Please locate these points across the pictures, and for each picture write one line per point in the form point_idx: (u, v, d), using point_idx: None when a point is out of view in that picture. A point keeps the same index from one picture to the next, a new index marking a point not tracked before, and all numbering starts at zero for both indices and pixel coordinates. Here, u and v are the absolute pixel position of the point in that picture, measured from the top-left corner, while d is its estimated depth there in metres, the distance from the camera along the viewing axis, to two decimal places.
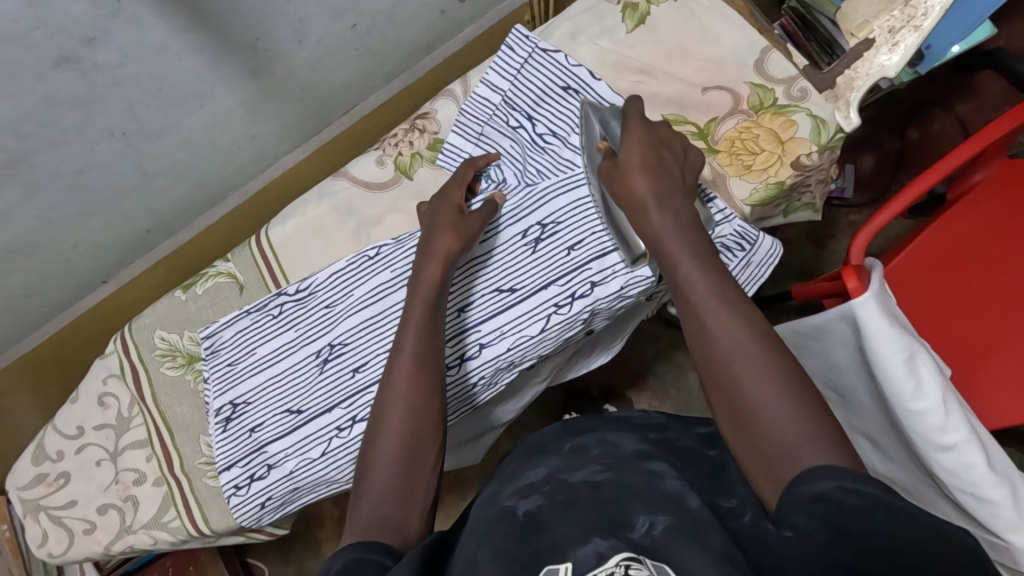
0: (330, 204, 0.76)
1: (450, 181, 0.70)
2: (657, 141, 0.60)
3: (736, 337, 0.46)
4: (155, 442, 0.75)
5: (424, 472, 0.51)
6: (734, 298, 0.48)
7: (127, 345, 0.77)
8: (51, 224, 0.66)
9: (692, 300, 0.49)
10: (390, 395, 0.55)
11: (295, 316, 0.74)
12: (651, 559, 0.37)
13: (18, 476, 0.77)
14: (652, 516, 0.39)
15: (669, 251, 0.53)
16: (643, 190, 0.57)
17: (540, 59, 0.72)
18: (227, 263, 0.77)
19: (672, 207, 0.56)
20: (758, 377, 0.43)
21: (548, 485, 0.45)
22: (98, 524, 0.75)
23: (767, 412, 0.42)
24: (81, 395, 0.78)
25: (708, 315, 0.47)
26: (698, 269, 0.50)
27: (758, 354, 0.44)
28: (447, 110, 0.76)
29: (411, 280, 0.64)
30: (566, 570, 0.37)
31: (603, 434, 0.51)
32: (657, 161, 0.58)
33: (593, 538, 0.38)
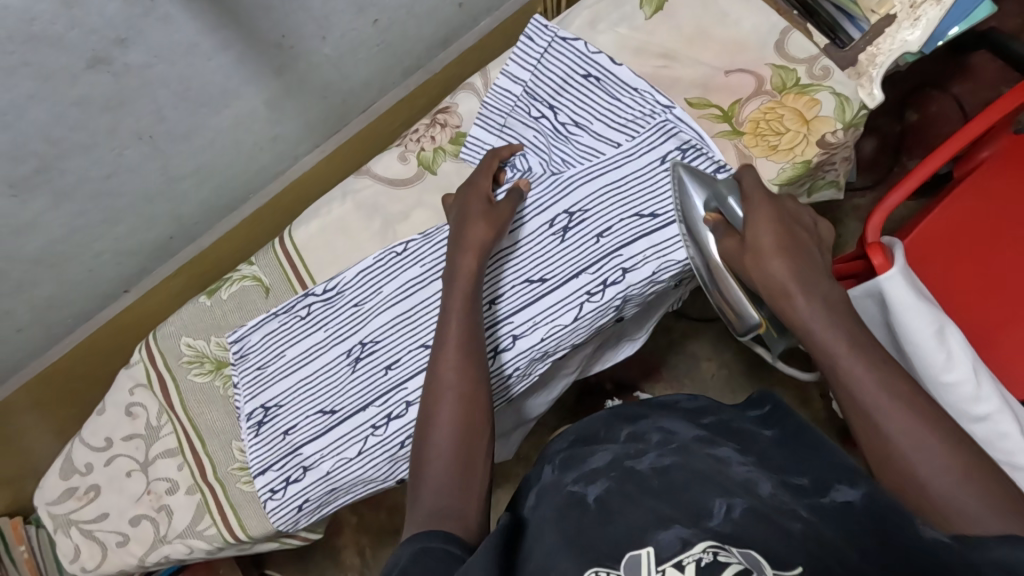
0: (354, 202, 0.76)
1: (476, 174, 0.70)
2: (786, 218, 0.58)
3: (890, 402, 0.45)
4: (186, 449, 0.74)
5: (478, 462, 0.51)
6: (884, 364, 0.47)
7: (153, 353, 0.76)
8: (77, 232, 0.66)
9: (831, 362, 0.49)
10: (438, 389, 0.54)
11: (323, 315, 0.74)
12: (738, 546, 0.36)
13: (47, 492, 0.76)
14: (729, 499, 0.39)
15: (806, 323, 0.52)
16: (778, 271, 0.54)
17: (560, 48, 0.72)
18: (251, 266, 0.77)
19: (817, 290, 0.53)
20: (914, 440, 0.43)
21: (615, 470, 0.44)
22: (131, 535, 0.74)
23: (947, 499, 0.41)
24: (108, 406, 0.77)
25: (853, 379, 0.47)
26: (842, 334, 0.50)
27: (933, 444, 0.43)
28: (469, 102, 0.76)
29: (446, 274, 0.63)
30: (647, 554, 0.37)
31: (654, 421, 0.50)
32: (789, 238, 0.56)
33: (671, 524, 0.38)
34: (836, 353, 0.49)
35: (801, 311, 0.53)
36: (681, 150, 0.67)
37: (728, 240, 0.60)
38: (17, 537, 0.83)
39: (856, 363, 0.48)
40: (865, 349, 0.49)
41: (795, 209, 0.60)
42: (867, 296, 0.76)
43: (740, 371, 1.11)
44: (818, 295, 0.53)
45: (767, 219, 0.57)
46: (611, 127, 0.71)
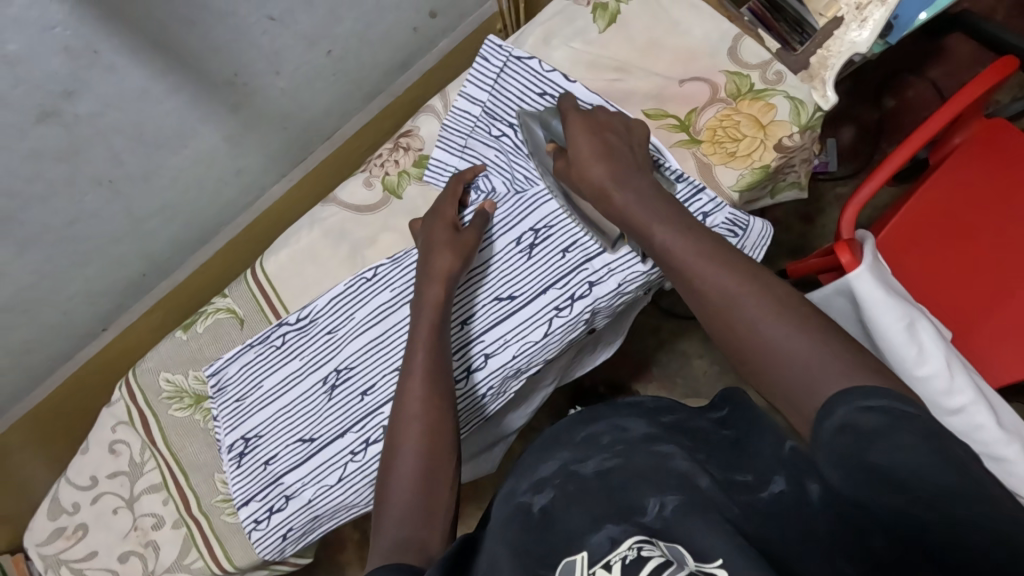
0: (322, 230, 0.76)
1: (438, 203, 0.70)
2: (598, 127, 0.62)
3: (723, 286, 0.47)
4: (170, 484, 0.75)
5: (442, 490, 0.52)
6: (707, 248, 0.50)
7: (133, 391, 0.77)
8: (47, 278, 0.66)
9: (680, 267, 0.51)
10: (404, 416, 0.55)
11: (298, 344, 0.74)
12: (664, 540, 0.38)
13: (36, 533, 0.77)
14: (662, 496, 0.40)
15: (646, 231, 0.54)
16: (601, 177, 0.59)
17: (515, 66, 0.72)
18: (225, 298, 0.78)
19: (632, 183, 0.58)
20: (757, 318, 0.45)
21: (559, 476, 0.47)
22: (120, 572, 0.75)
23: (759, 339, 0.44)
24: (92, 444, 0.78)
25: (698, 279, 0.49)
26: (679, 235, 0.52)
27: (727, 284, 0.47)
28: (429, 125, 0.76)
29: (414, 305, 0.64)
30: (580, 559, 0.39)
31: (612, 420, 0.52)
32: (601, 143, 0.60)
33: (603, 524, 0.40)
34: (653, 232, 0.53)
35: (620, 205, 0.57)
36: None
37: (558, 161, 0.64)
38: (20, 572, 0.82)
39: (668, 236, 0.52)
40: (675, 222, 0.53)
41: (607, 118, 0.64)
42: (839, 293, 0.77)
43: (727, 368, 1.11)
44: (645, 202, 0.56)
45: (579, 128, 0.62)
46: None
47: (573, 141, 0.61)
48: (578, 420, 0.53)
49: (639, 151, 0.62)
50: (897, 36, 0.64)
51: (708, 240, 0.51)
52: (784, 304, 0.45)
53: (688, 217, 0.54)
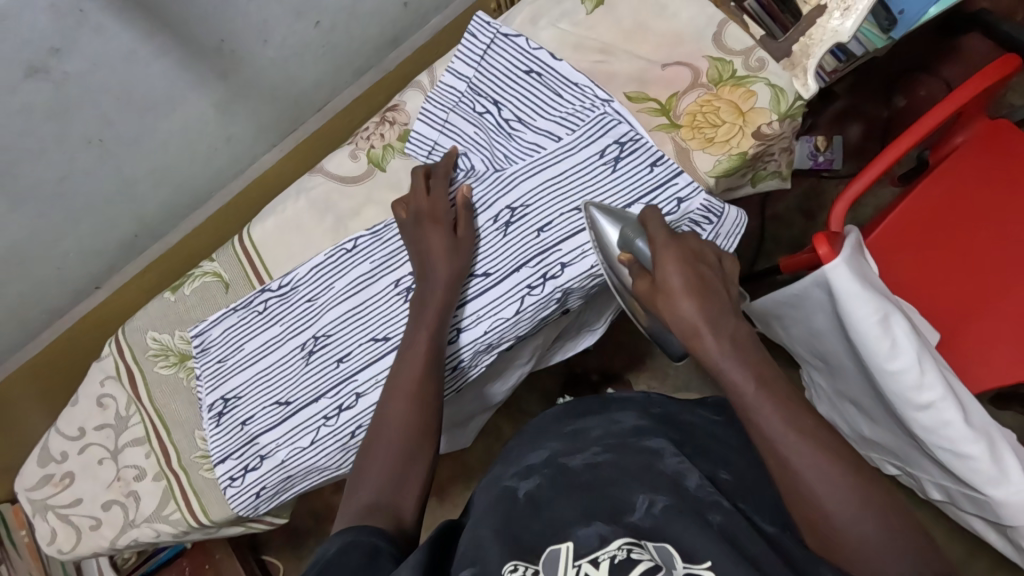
0: (309, 200, 0.78)
1: (415, 241, 0.68)
2: (695, 258, 0.52)
3: (832, 483, 0.42)
4: (152, 438, 0.78)
5: (418, 468, 0.54)
6: (807, 424, 0.45)
7: (122, 348, 0.80)
8: (38, 234, 0.69)
9: (768, 442, 0.45)
10: (388, 408, 0.58)
11: (279, 310, 0.76)
12: (652, 541, 0.42)
13: (26, 478, 0.81)
14: (652, 496, 0.45)
15: (735, 383, 0.47)
16: (693, 315, 0.49)
17: (502, 44, 0.73)
18: (212, 262, 0.80)
19: (727, 327, 0.49)
20: (854, 515, 0.42)
21: (548, 467, 0.53)
22: (103, 519, 0.78)
23: (857, 542, 0.41)
24: (81, 397, 0.81)
25: (788, 450, 0.44)
26: (772, 397, 0.46)
27: (835, 479, 0.42)
28: (415, 100, 0.77)
29: (419, 294, 0.65)
30: (566, 550, 0.43)
31: (607, 415, 0.60)
32: (701, 278, 0.50)
33: (593, 521, 0.44)
34: (746, 398, 0.46)
35: (711, 352, 0.48)
36: (620, 143, 0.69)
37: (639, 281, 0.54)
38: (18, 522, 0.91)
39: (766, 406, 0.46)
40: (773, 389, 0.46)
41: (698, 246, 0.53)
42: (816, 285, 0.76)
43: None
44: (739, 352, 0.48)
45: (672, 257, 0.51)
46: (552, 121, 0.72)
47: (663, 274, 0.50)
48: (567, 415, 0.63)
49: (734, 294, 0.52)
50: (899, 32, 0.65)
51: (806, 416, 0.45)
52: (882, 499, 0.42)
53: (784, 384, 0.47)
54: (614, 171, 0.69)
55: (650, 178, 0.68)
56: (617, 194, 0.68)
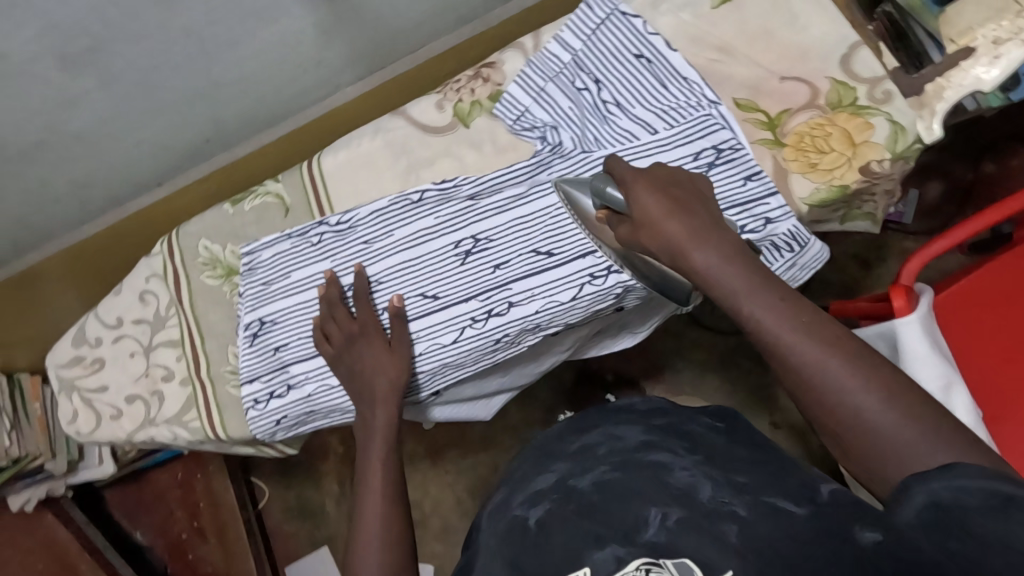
0: (385, 141, 0.76)
1: (362, 357, 0.69)
2: (666, 180, 0.53)
3: (839, 374, 0.43)
4: (186, 343, 0.78)
5: (403, 542, 0.62)
6: (804, 317, 0.45)
7: (173, 249, 0.80)
8: (117, 118, 0.68)
9: (770, 345, 0.45)
10: (366, 538, 0.61)
11: (332, 246, 0.75)
12: (669, 560, 0.43)
13: (58, 356, 0.81)
14: (664, 509, 0.46)
15: (728, 290, 0.47)
16: (673, 228, 0.50)
17: (617, 22, 0.70)
18: (276, 184, 0.79)
19: (708, 236, 0.50)
20: (870, 403, 0.42)
21: (558, 491, 0.53)
22: (125, 411, 0.78)
23: (877, 429, 0.42)
24: (125, 288, 0.82)
25: (791, 350, 0.44)
26: (769, 299, 0.46)
27: (839, 367, 0.43)
28: (515, 62, 0.74)
29: (367, 322, 0.70)
30: (583, 575, 0.45)
31: (604, 430, 0.60)
32: (675, 198, 0.51)
33: (607, 544, 0.45)
34: (741, 302, 0.47)
35: (698, 263, 0.49)
36: (717, 150, 0.66)
37: (621, 227, 0.55)
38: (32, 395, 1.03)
39: (759, 309, 0.46)
40: (767, 290, 0.47)
41: (664, 171, 0.55)
42: (881, 337, 0.73)
43: None
44: (726, 258, 0.48)
45: (643, 184, 0.53)
46: (651, 113, 0.69)
47: (637, 203, 0.52)
48: (577, 428, 0.62)
49: (712, 206, 0.53)
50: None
51: (808, 311, 0.45)
52: (895, 382, 0.42)
53: (780, 282, 0.48)
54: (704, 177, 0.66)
55: (740, 193, 0.65)
56: None
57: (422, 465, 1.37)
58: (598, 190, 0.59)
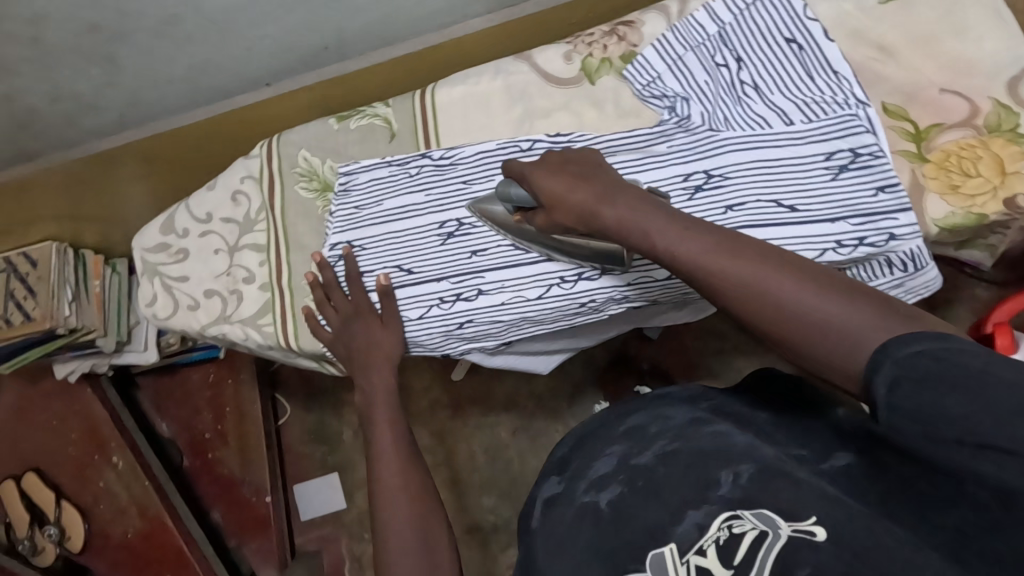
0: (505, 82, 0.75)
1: (357, 338, 0.72)
2: (567, 164, 0.60)
3: (769, 280, 0.45)
4: (271, 250, 0.79)
5: (436, 529, 0.60)
6: (732, 243, 0.48)
7: (272, 154, 0.80)
8: (253, 7, 0.67)
9: (703, 276, 0.48)
10: (394, 529, 0.59)
11: (430, 180, 0.74)
12: (747, 510, 0.43)
13: (146, 239, 0.83)
14: (734, 468, 0.46)
15: (652, 240, 0.51)
16: (583, 195, 0.56)
17: (774, 1, 0.66)
18: (386, 107, 0.78)
19: (620, 197, 0.55)
20: (802, 299, 0.43)
21: (621, 473, 0.52)
22: (201, 305, 0.80)
23: (815, 320, 0.42)
24: (218, 185, 0.82)
25: (717, 275, 0.47)
26: (671, 233, 0.50)
27: (747, 271, 0.46)
28: (656, 25, 0.71)
29: (361, 335, 0.72)
30: (670, 550, 0.44)
31: (654, 408, 0.58)
32: (570, 171, 0.59)
33: (684, 514, 0.46)
34: (665, 245, 0.50)
35: (621, 220, 0.54)
36: (853, 153, 0.63)
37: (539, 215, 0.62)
38: (96, 270, 1.09)
39: (686, 245, 0.49)
40: (698, 230, 0.50)
41: (564, 155, 0.63)
42: None
43: None
44: (639, 209, 0.54)
45: (546, 165, 0.61)
46: (790, 103, 0.66)
47: (542, 187, 0.59)
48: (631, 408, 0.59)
49: (613, 172, 0.59)
50: None
51: (740, 241, 0.48)
52: (825, 281, 0.44)
53: (702, 221, 0.51)
54: (832, 179, 0.64)
55: (869, 202, 0.63)
56: (825, 204, 0.63)
57: (444, 414, 1.39)
58: (503, 192, 0.65)
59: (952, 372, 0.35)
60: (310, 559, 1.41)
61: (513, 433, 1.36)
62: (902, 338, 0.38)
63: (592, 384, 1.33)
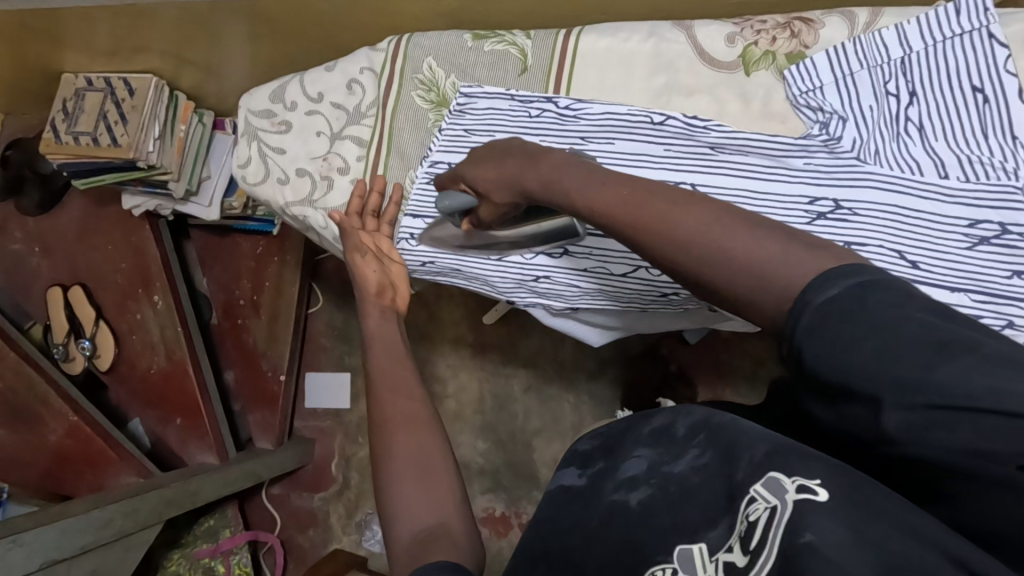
0: (654, 48, 0.71)
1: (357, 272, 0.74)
2: (490, 147, 0.62)
3: (681, 225, 0.44)
4: (372, 148, 0.78)
5: (441, 476, 0.56)
6: (642, 193, 0.47)
7: (399, 52, 0.78)
8: None
9: (626, 229, 0.47)
10: (400, 472, 0.55)
11: (548, 126, 0.72)
12: (756, 486, 0.40)
13: (255, 101, 0.83)
14: (754, 445, 0.43)
15: (576, 200, 0.51)
16: (504, 159, 0.58)
17: (979, 41, 0.60)
18: (525, 38, 0.75)
19: (542, 153, 0.56)
20: (714, 240, 0.43)
21: (654, 477, 0.48)
22: (291, 181, 0.81)
23: (737, 260, 0.42)
24: (338, 68, 0.81)
25: (638, 229, 0.46)
26: (586, 185, 0.50)
27: (663, 219, 0.45)
28: (836, 31, 0.66)
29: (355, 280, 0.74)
30: (699, 549, 0.42)
31: None
32: (489, 151, 0.62)
33: (719, 521, 0.42)
34: (585, 202, 0.50)
35: (543, 173, 0.54)
36: (1001, 228, 0.59)
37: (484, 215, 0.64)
38: (185, 116, 1.11)
39: (604, 198, 0.49)
40: (610, 182, 0.50)
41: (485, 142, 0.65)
42: None
43: None
44: (563, 162, 0.54)
45: (473, 158, 0.63)
46: (951, 156, 0.61)
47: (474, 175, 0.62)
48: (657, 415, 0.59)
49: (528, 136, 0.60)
50: None
51: (650, 188, 0.48)
52: (734, 220, 0.43)
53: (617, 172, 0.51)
54: (968, 249, 0.60)
55: (1001, 284, 0.59)
56: (952, 273, 0.60)
57: (465, 351, 1.41)
58: (445, 205, 0.66)
59: (855, 317, 0.35)
60: (303, 444, 1.48)
61: (525, 390, 1.38)
62: (817, 283, 0.37)
63: (617, 368, 1.32)
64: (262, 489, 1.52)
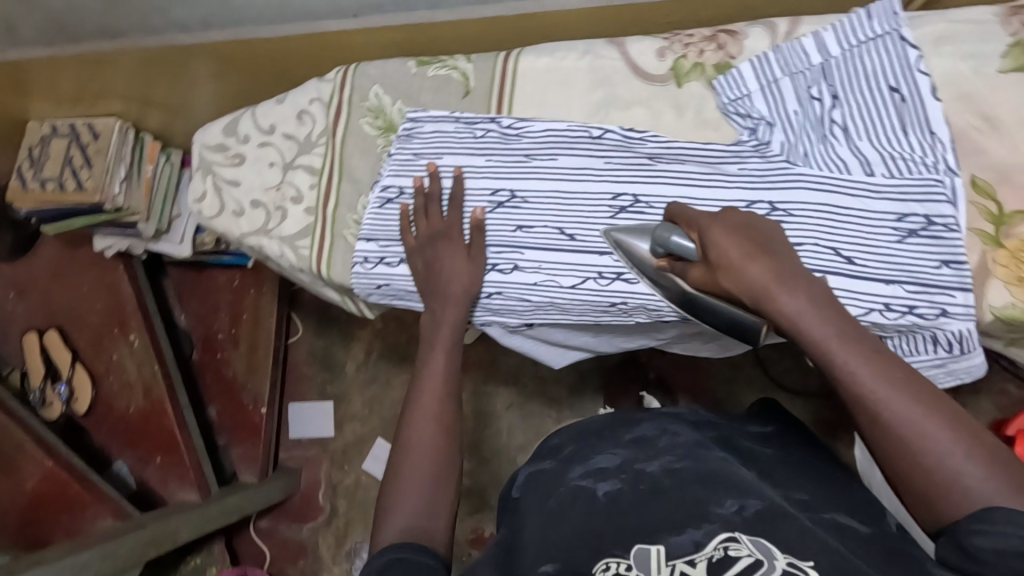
0: (591, 65, 0.73)
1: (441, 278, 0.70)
2: (741, 228, 0.53)
3: (914, 420, 0.44)
4: (324, 176, 0.80)
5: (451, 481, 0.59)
6: (893, 371, 0.46)
7: (346, 82, 0.80)
8: None
9: (853, 390, 0.46)
10: (412, 469, 0.58)
11: (493, 145, 0.74)
12: (748, 536, 0.42)
13: (209, 136, 0.85)
14: (741, 502, 0.45)
15: (816, 339, 0.47)
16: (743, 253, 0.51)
17: (890, 44, 0.62)
18: (466, 62, 0.77)
19: (780, 269, 0.50)
20: (943, 449, 0.43)
21: (624, 472, 0.51)
22: (246, 212, 0.82)
23: (948, 473, 0.43)
24: (287, 100, 0.83)
25: (869, 392, 0.45)
26: (816, 327, 0.47)
27: (902, 402, 0.44)
28: (759, 41, 0.69)
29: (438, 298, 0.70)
30: (657, 551, 0.42)
31: (659, 425, 0.59)
32: (748, 241, 0.52)
33: (685, 528, 0.43)
34: (825, 344, 0.47)
35: (786, 302, 0.48)
36: (927, 220, 0.61)
37: (698, 267, 0.55)
38: (151, 156, 1.10)
39: (844, 354, 0.46)
40: (855, 344, 0.47)
41: (741, 217, 0.56)
42: None
43: None
44: (813, 304, 0.48)
45: (728, 229, 0.53)
46: (875, 154, 0.64)
47: (714, 244, 0.53)
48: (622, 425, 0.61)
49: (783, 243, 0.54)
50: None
51: (895, 367, 0.46)
52: (962, 434, 0.44)
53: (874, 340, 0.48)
54: (898, 242, 0.62)
55: (931, 275, 0.61)
56: (885, 266, 0.62)
57: None
58: (662, 235, 0.58)
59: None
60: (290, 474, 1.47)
61: (508, 406, 1.38)
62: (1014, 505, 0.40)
63: (596, 379, 1.33)
64: (250, 523, 1.51)
